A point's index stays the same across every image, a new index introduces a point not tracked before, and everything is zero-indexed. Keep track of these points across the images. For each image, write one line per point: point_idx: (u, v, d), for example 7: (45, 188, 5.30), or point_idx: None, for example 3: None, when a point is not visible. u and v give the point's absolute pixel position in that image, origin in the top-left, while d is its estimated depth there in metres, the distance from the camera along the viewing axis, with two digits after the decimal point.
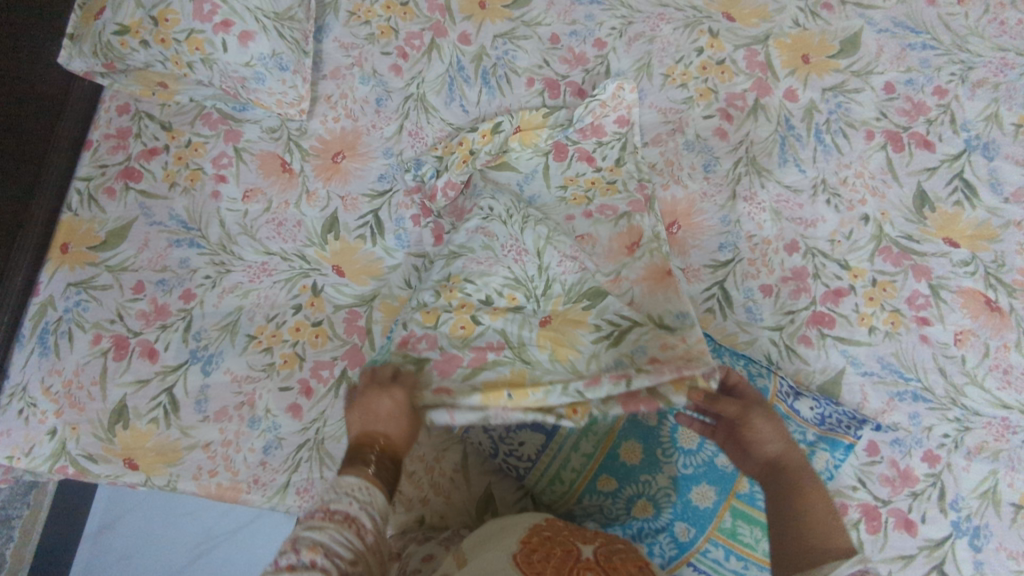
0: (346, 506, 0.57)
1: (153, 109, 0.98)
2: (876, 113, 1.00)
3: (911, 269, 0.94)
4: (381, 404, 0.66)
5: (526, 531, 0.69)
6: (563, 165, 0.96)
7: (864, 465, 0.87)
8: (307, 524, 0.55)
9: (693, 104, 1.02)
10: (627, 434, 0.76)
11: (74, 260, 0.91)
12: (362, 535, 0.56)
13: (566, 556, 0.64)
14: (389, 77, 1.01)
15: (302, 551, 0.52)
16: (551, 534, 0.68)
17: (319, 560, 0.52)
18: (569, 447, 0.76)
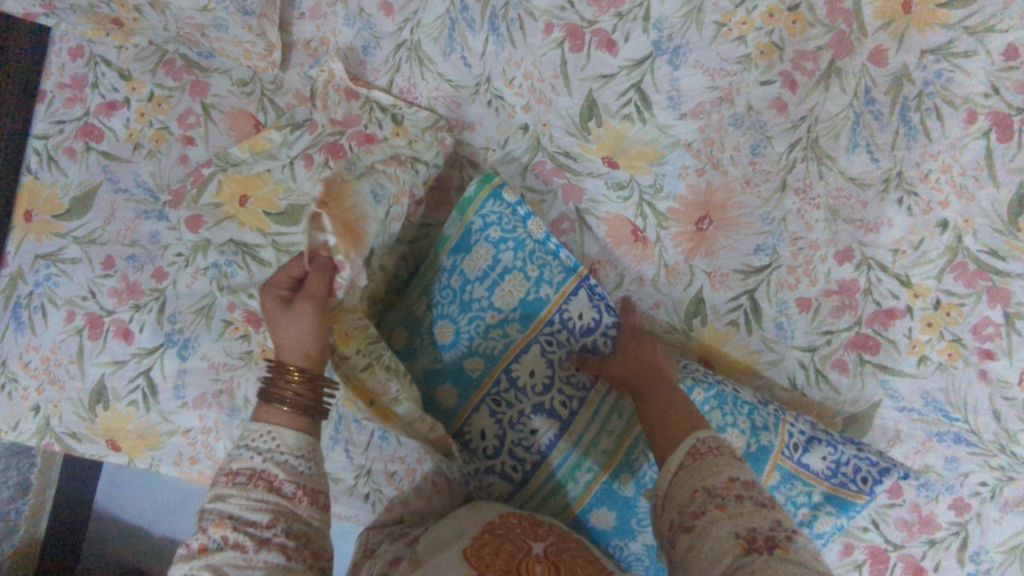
0: (248, 460, 0.52)
1: (109, 52, 0.86)
2: (986, 88, 0.78)
3: (985, 292, 0.78)
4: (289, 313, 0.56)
5: (477, 529, 0.62)
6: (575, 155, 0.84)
7: (881, 507, 0.80)
8: (210, 495, 0.50)
9: (750, 64, 0.81)
10: (599, 498, 0.70)
11: (39, 229, 0.84)
12: (272, 484, 0.51)
13: (516, 550, 0.58)
14: (378, 18, 0.85)
15: (209, 529, 0.48)
16: (502, 532, 0.61)
17: (229, 534, 0.48)
18: (557, 480, 0.70)
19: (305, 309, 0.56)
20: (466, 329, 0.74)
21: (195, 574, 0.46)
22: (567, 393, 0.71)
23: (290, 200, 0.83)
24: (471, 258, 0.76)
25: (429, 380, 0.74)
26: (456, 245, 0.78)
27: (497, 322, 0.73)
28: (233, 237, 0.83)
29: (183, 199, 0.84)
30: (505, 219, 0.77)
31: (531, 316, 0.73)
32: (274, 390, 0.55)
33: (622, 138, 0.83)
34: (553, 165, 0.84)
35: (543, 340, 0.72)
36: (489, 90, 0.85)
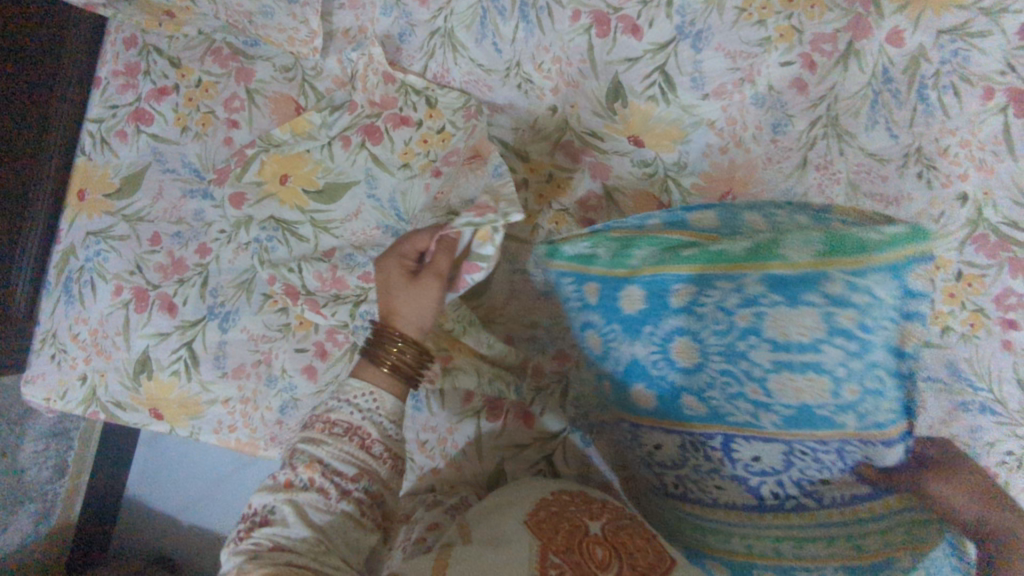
0: (346, 415, 0.60)
1: (161, 42, 0.91)
2: (1002, 66, 0.79)
3: (1007, 263, 0.79)
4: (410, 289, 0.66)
5: (533, 505, 0.64)
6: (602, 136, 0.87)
7: None
8: (307, 436, 0.59)
9: (770, 47, 0.84)
10: (734, 564, 0.62)
11: (91, 208, 0.89)
12: (364, 443, 0.59)
13: (573, 531, 0.59)
14: (413, 7, 0.90)
15: (298, 468, 0.57)
16: (559, 509, 0.63)
17: (317, 478, 0.56)
18: (705, 524, 0.65)
19: (425, 285, 0.66)
20: (691, 346, 0.63)
21: (278, 510, 0.55)
22: (721, 447, 0.62)
23: (328, 179, 0.86)
24: (786, 311, 0.58)
25: (592, 315, 0.72)
26: (786, 279, 0.59)
27: (739, 381, 0.61)
28: (273, 214, 0.86)
29: (227, 176, 0.88)
30: (872, 311, 0.56)
31: (768, 412, 0.59)
32: (380, 352, 0.63)
33: (647, 118, 0.86)
34: (580, 144, 0.88)
35: (798, 449, 0.59)
36: (519, 74, 0.88)
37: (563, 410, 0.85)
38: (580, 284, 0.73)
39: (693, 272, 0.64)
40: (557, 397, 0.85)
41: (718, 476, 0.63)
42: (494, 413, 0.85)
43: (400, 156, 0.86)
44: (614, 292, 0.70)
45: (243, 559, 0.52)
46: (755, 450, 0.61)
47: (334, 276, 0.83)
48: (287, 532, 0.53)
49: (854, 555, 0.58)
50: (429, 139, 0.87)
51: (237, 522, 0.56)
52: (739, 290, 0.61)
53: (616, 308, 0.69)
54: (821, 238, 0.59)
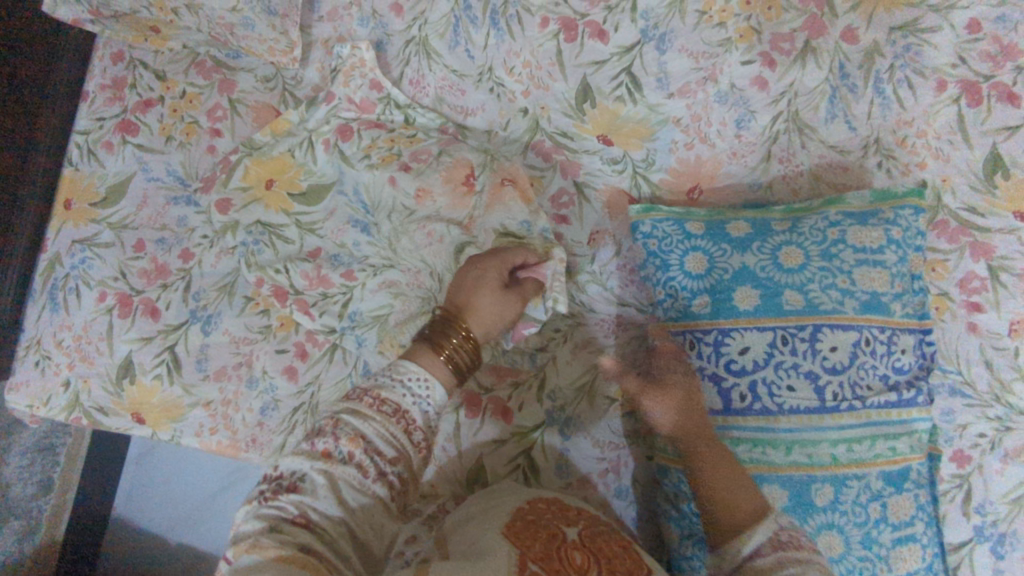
0: (397, 396, 0.61)
1: (147, 56, 0.95)
2: (953, 59, 0.84)
3: (968, 247, 0.82)
4: (489, 297, 0.72)
5: (508, 514, 0.64)
6: (572, 137, 0.91)
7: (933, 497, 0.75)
8: (353, 406, 0.59)
9: (731, 47, 0.87)
10: (787, 480, 0.66)
11: (77, 216, 0.92)
12: (408, 429, 0.60)
13: (551, 538, 0.60)
14: (389, 18, 0.93)
15: (342, 441, 0.56)
16: (535, 518, 0.63)
17: (357, 453, 0.56)
18: (763, 436, 0.67)
19: (511, 298, 0.73)
20: (795, 251, 0.72)
21: (309, 479, 0.54)
22: (808, 338, 0.68)
23: (311, 181, 0.89)
24: (859, 227, 0.73)
25: (697, 242, 0.75)
26: (855, 212, 0.75)
27: (829, 279, 0.70)
28: (257, 218, 0.88)
29: (213, 184, 0.89)
30: (909, 230, 0.73)
31: (852, 297, 0.70)
32: (441, 339, 0.66)
33: (614, 118, 0.89)
34: (552, 144, 0.91)
35: (867, 335, 0.69)
36: (491, 78, 0.92)
37: (540, 403, 0.86)
38: (680, 224, 0.77)
39: (783, 214, 0.78)
40: (535, 390, 0.86)
41: (798, 372, 0.68)
42: (472, 411, 0.84)
43: (363, 150, 0.89)
44: (717, 225, 0.77)
45: (262, 527, 0.50)
46: (836, 339, 0.68)
47: (320, 274, 0.86)
48: (314, 503, 0.53)
49: (885, 460, 0.68)
50: (397, 140, 0.89)
51: (261, 482, 0.55)
52: (823, 217, 0.75)
53: (723, 234, 0.76)
54: (880, 192, 0.76)
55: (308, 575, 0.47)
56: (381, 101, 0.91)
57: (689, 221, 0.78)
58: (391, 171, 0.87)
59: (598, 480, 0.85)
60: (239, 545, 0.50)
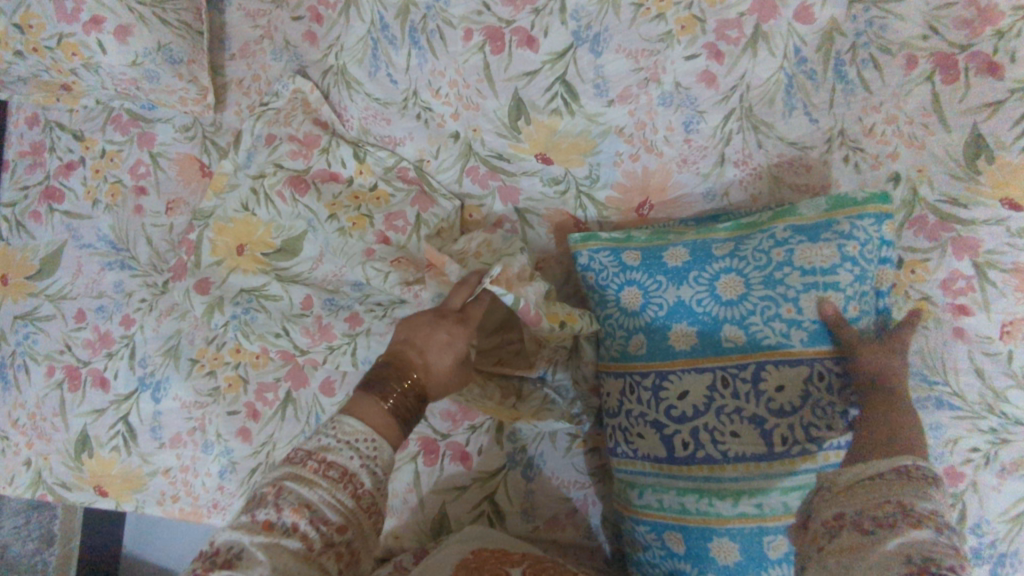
0: (344, 459, 0.54)
1: (62, 116, 0.91)
2: (924, 30, 0.74)
3: (950, 244, 0.73)
4: (435, 335, 0.66)
5: (453, 568, 0.60)
6: (509, 157, 0.84)
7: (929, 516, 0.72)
8: (297, 473, 0.52)
9: (672, 41, 0.79)
10: (736, 533, 0.63)
11: (15, 291, 0.90)
12: (355, 492, 0.54)
13: None
14: (304, 48, 0.87)
15: (286, 510, 0.50)
16: (478, 565, 0.60)
17: (302, 523, 0.50)
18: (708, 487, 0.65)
19: (455, 342, 0.66)
20: (735, 280, 0.68)
21: (248, 554, 0.48)
22: (749, 378, 0.65)
23: (283, 237, 0.84)
24: (807, 245, 0.66)
25: (632, 275, 0.72)
26: (806, 226, 0.68)
27: (775, 310, 0.66)
28: (242, 287, 0.84)
29: (185, 270, 0.86)
30: (869, 244, 0.65)
31: (799, 329, 0.64)
32: (385, 386, 0.60)
33: (552, 133, 0.82)
34: (487, 168, 0.85)
35: (817, 369, 0.64)
36: (417, 103, 0.85)
37: (500, 447, 0.82)
38: (618, 255, 0.74)
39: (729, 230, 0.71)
40: (492, 433, 0.82)
41: (740, 417, 0.64)
42: (430, 458, 0.82)
43: (326, 208, 0.84)
44: (655, 253, 0.72)
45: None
46: (781, 378, 0.64)
47: (321, 327, 0.81)
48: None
49: None
50: (360, 196, 0.85)
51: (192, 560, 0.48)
52: (771, 237, 0.68)
53: (660, 264, 0.72)
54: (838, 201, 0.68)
55: None
56: (327, 134, 0.86)
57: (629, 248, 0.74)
58: (367, 241, 0.83)
59: (566, 521, 0.81)
60: None
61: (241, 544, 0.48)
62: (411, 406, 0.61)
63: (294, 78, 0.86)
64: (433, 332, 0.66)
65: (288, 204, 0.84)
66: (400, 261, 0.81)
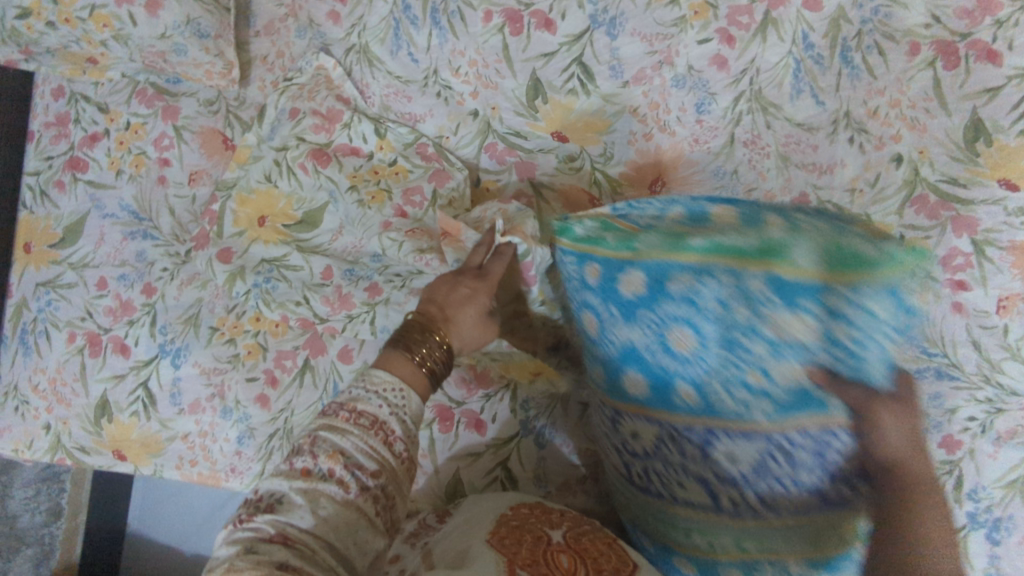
0: (373, 408, 0.58)
1: (87, 89, 0.92)
2: (926, 18, 0.77)
3: (951, 222, 0.75)
4: (453, 293, 0.68)
5: (493, 521, 0.64)
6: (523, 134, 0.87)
7: None
8: (330, 423, 0.57)
9: (686, 25, 0.82)
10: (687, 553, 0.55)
11: (38, 259, 0.91)
12: (387, 441, 0.58)
13: (538, 542, 0.59)
14: (327, 26, 0.90)
15: (322, 457, 0.55)
16: (518, 523, 0.63)
17: (337, 469, 0.55)
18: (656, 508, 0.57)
19: (473, 299, 0.67)
20: (684, 334, 0.49)
21: (287, 498, 0.53)
22: (700, 445, 0.49)
23: (306, 209, 0.86)
24: (784, 314, 0.45)
25: (587, 296, 0.55)
26: (783, 281, 0.46)
27: (741, 374, 0.46)
28: (263, 258, 0.87)
29: (207, 240, 0.88)
30: (869, 325, 0.43)
31: (764, 402, 0.45)
32: (412, 342, 0.63)
33: (568, 112, 0.85)
34: (505, 145, 0.87)
35: (780, 448, 0.45)
36: (437, 81, 0.88)
37: (514, 415, 0.85)
38: (579, 260, 0.55)
39: (697, 261, 0.49)
40: (505, 402, 0.85)
41: (685, 470, 0.50)
42: (445, 425, 0.85)
43: (348, 178, 0.86)
44: (613, 271, 0.53)
45: (238, 550, 0.49)
46: (736, 451, 0.47)
47: (341, 296, 0.84)
48: (291, 520, 0.52)
49: None
50: (380, 170, 0.87)
51: (241, 504, 0.54)
52: (739, 287, 0.47)
53: (614, 291, 0.53)
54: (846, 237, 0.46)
55: None
56: (349, 109, 0.88)
57: (577, 260, 0.56)
58: (384, 214, 0.85)
59: (576, 488, 0.83)
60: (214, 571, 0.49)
61: (281, 489, 0.53)
62: (438, 360, 0.64)
63: (317, 55, 0.89)
64: (451, 291, 0.68)
65: (309, 176, 0.86)
66: (415, 232, 0.83)
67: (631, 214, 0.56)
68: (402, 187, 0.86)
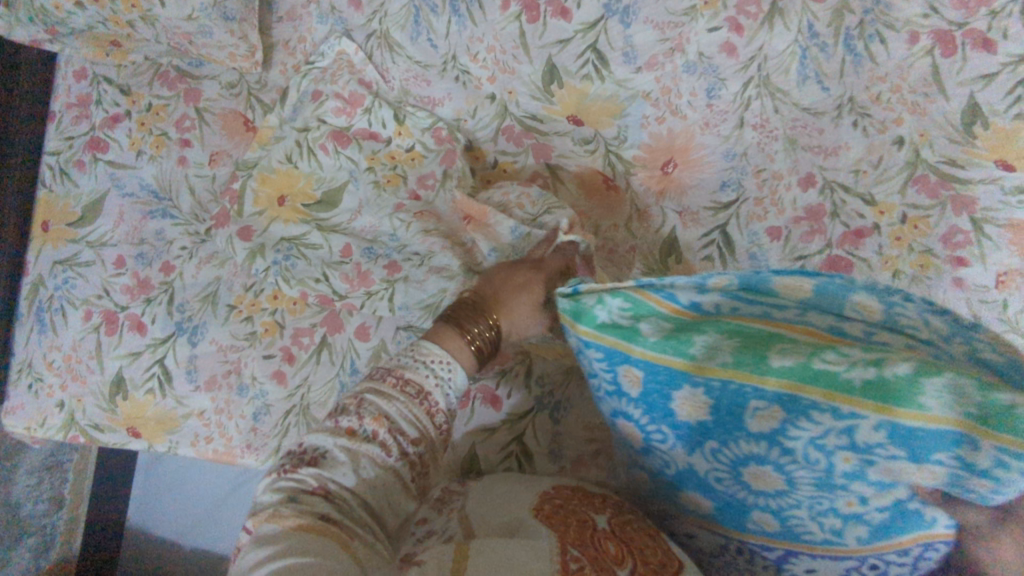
0: (420, 377, 0.59)
1: (109, 71, 0.94)
2: (925, 9, 0.80)
3: (950, 201, 0.80)
4: (514, 277, 0.70)
5: (535, 497, 0.57)
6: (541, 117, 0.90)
7: None
8: (376, 387, 0.58)
9: (697, 14, 0.85)
10: None
11: (55, 237, 0.92)
12: (429, 411, 0.59)
13: (584, 524, 0.52)
14: (349, 13, 0.92)
15: (366, 419, 0.55)
16: (564, 502, 0.56)
17: (381, 432, 0.55)
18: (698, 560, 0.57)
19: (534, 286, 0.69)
20: (767, 474, 0.43)
21: (331, 454, 0.54)
22: (773, 559, 0.48)
23: (326, 188, 0.87)
24: (905, 467, 0.37)
25: (624, 405, 0.49)
26: (909, 434, 0.36)
27: (837, 509, 0.41)
28: (282, 236, 0.87)
29: (228, 218, 0.89)
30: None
31: (864, 537, 0.42)
32: (466, 320, 0.64)
33: (583, 97, 0.88)
34: (522, 128, 0.91)
35: (875, 570, 0.43)
36: (456, 66, 0.91)
37: (529, 390, 0.86)
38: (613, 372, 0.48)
39: (781, 391, 0.41)
40: (520, 377, 0.87)
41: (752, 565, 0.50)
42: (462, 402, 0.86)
43: (367, 160, 0.88)
44: (662, 385, 0.46)
45: (283, 498, 0.50)
46: (820, 565, 0.46)
47: (360, 273, 0.85)
48: (335, 476, 0.53)
49: None
50: (397, 155, 0.89)
51: (283, 456, 0.55)
52: (846, 438, 0.38)
53: (664, 408, 0.47)
54: (980, 386, 0.35)
55: (339, 542, 0.48)
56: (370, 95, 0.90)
57: (615, 361, 0.48)
58: (400, 196, 0.88)
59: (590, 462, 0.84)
60: (259, 515, 0.50)
61: (327, 445, 0.54)
62: (489, 342, 0.64)
63: (340, 38, 0.91)
64: (514, 276, 0.70)
65: (327, 157, 0.88)
66: (424, 215, 0.86)
67: (675, 292, 0.48)
68: (416, 172, 0.89)
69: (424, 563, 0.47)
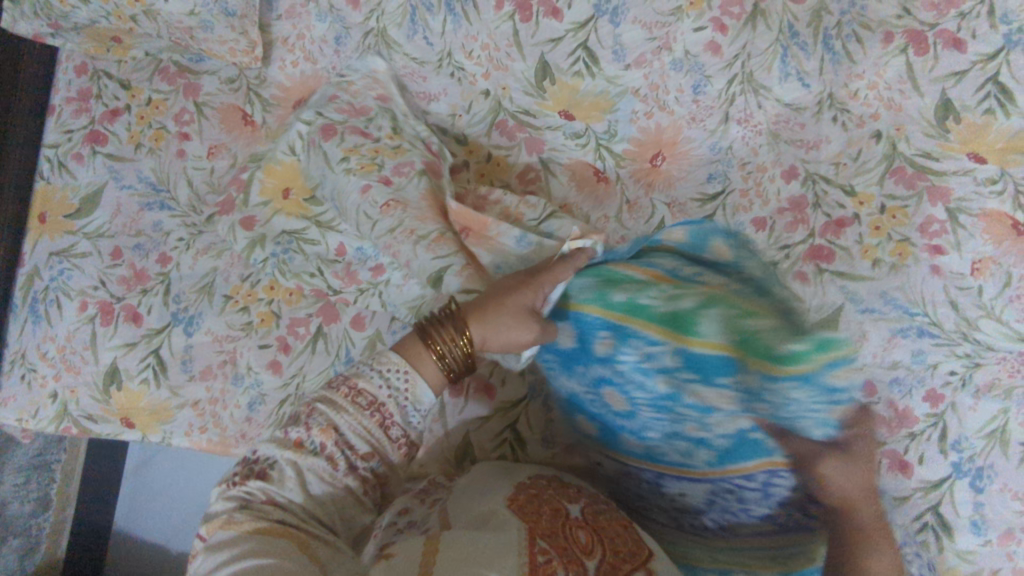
0: (373, 388, 0.60)
1: (110, 67, 0.97)
2: (899, 10, 0.86)
3: (925, 192, 0.82)
4: (505, 286, 0.64)
5: (511, 486, 0.57)
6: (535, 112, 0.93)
7: (912, 440, 0.77)
8: (329, 398, 0.59)
9: (682, 14, 0.89)
10: None
11: (53, 228, 0.93)
12: (384, 425, 0.60)
13: (556, 514, 0.52)
14: (347, 11, 0.95)
15: (314, 431, 0.57)
16: (539, 490, 0.56)
17: (329, 445, 0.57)
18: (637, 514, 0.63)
19: (520, 297, 0.62)
20: (613, 394, 0.56)
21: (278, 466, 0.56)
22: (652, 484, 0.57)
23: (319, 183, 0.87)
24: (701, 384, 0.49)
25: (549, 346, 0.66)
26: (695, 355, 0.50)
27: (672, 428, 0.52)
28: (284, 229, 0.89)
29: (232, 205, 0.90)
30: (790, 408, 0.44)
31: (701, 454, 0.51)
32: (433, 332, 0.62)
33: (574, 92, 0.91)
34: (515, 123, 0.93)
35: (726, 493, 0.51)
36: (451, 63, 0.94)
37: (522, 378, 0.87)
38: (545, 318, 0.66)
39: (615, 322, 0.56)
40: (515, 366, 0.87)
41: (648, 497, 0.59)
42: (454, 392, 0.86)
43: (342, 152, 0.81)
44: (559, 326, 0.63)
45: (233, 505, 0.54)
46: (685, 491, 0.54)
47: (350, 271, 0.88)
48: (280, 489, 0.55)
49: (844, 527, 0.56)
50: (381, 149, 0.82)
51: (237, 463, 0.58)
52: (652, 359, 0.52)
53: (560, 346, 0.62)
54: (740, 315, 0.48)
55: (291, 543, 0.51)
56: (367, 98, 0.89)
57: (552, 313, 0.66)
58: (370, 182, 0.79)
59: None
60: (211, 522, 0.54)
61: (274, 457, 0.57)
62: (456, 357, 0.61)
63: (370, 56, 0.92)
64: (505, 285, 0.64)
65: (314, 150, 0.83)
66: (389, 205, 0.77)
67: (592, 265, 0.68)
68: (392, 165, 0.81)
69: (394, 558, 0.50)
